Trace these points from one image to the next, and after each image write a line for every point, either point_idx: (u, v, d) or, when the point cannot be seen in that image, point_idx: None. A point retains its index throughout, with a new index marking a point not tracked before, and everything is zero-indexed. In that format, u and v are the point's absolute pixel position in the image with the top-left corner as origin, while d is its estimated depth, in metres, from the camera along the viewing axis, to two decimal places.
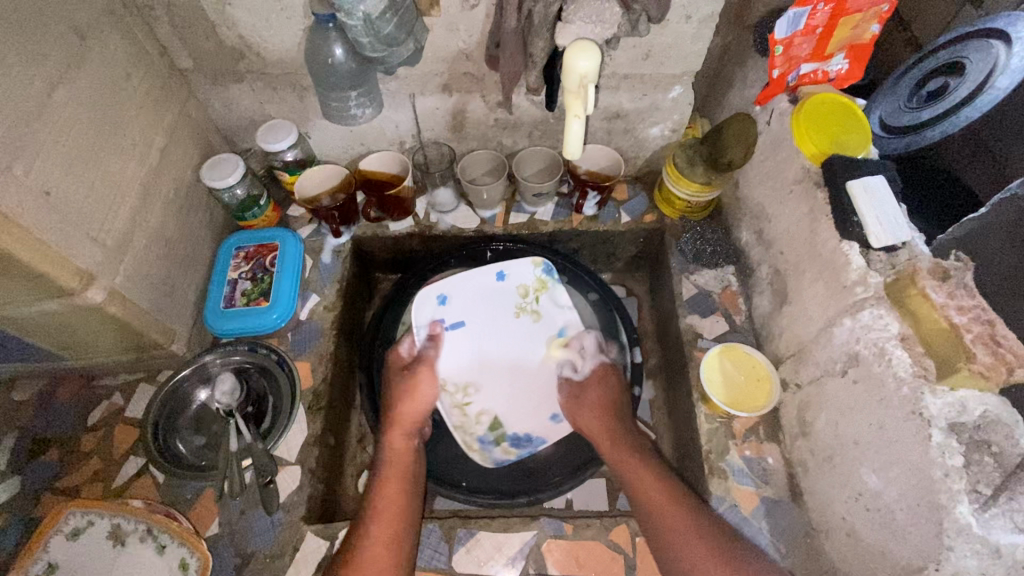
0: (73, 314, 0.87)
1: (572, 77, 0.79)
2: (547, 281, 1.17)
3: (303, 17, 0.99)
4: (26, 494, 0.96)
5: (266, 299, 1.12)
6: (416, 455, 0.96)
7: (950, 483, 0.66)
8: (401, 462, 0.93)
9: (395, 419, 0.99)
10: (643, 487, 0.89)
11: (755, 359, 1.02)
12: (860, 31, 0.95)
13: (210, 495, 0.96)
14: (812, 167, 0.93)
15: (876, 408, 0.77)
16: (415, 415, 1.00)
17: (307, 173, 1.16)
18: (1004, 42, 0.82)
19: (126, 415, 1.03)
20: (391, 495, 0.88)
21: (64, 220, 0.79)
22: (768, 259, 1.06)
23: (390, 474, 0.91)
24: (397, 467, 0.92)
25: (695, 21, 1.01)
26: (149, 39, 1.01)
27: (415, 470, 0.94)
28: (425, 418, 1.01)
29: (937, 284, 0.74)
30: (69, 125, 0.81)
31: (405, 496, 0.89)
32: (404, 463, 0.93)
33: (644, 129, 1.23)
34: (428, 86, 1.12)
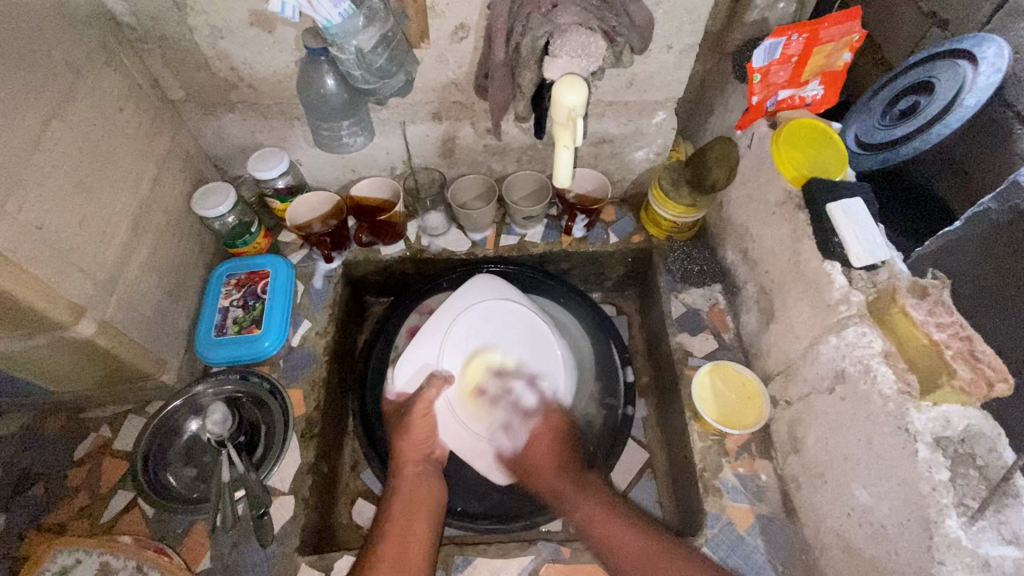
0: (63, 347, 0.86)
1: (561, 111, 0.81)
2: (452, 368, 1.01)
3: (295, 49, 1.01)
4: (9, 533, 0.93)
5: (258, 326, 1.11)
6: (425, 482, 0.96)
7: (939, 497, 0.68)
8: (412, 493, 0.93)
9: (403, 448, 0.98)
10: (619, 546, 0.88)
11: (744, 376, 1.04)
12: (832, 60, 0.99)
13: (201, 528, 0.94)
14: (793, 189, 0.96)
15: (864, 424, 0.79)
16: (422, 443, 1.00)
17: (299, 200, 1.17)
18: (971, 62, 0.86)
19: (113, 448, 1.02)
20: (397, 521, 0.88)
21: (54, 254, 0.79)
22: (754, 278, 1.08)
23: (399, 502, 0.91)
24: (404, 497, 0.92)
25: (676, 50, 1.05)
26: (141, 72, 1.02)
27: (431, 498, 0.94)
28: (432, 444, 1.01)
29: (917, 302, 0.76)
30: (63, 159, 0.82)
31: (412, 521, 0.88)
32: (412, 493, 0.93)
33: (630, 153, 1.27)
34: (418, 114, 1.15)
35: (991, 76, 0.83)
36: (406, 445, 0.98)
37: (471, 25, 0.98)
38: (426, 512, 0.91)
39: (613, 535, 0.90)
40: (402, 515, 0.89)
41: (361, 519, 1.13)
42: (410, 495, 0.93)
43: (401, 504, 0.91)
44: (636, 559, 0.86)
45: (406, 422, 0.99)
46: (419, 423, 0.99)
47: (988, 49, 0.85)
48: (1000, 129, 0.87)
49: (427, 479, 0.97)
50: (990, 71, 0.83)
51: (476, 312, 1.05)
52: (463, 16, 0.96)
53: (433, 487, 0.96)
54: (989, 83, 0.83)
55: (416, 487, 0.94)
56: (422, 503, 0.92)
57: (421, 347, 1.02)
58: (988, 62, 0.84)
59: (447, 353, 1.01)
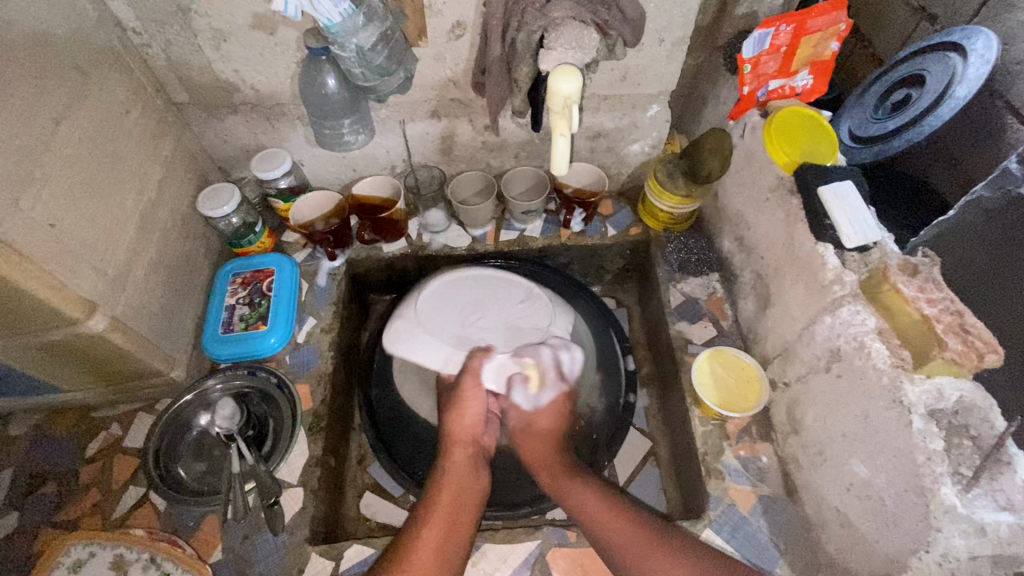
0: (75, 344, 0.88)
1: (556, 99, 0.84)
2: (449, 315, 1.06)
3: (296, 50, 1.03)
4: (25, 530, 0.95)
5: (264, 322, 1.14)
6: (475, 466, 0.93)
7: (933, 466, 0.69)
8: (461, 478, 0.90)
9: (452, 435, 0.94)
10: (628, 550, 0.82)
11: (743, 361, 1.05)
12: (820, 49, 1.02)
13: (213, 520, 0.96)
14: (785, 175, 0.99)
15: (860, 400, 0.81)
16: (474, 426, 0.95)
17: (302, 200, 1.19)
18: (960, 54, 0.88)
19: (124, 446, 1.03)
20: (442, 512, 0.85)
21: (66, 251, 0.82)
22: (750, 265, 1.10)
23: (449, 490, 0.88)
24: (456, 486, 0.89)
25: (668, 43, 1.07)
26: (146, 75, 1.05)
27: (475, 483, 0.91)
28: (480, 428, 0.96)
29: (907, 279, 0.78)
30: (73, 159, 0.84)
31: (460, 510, 0.86)
32: (466, 480, 0.90)
33: (626, 147, 1.29)
34: (417, 112, 1.17)
35: (980, 67, 0.84)
36: (456, 424, 0.94)
37: (467, 23, 1.00)
38: (472, 500, 0.89)
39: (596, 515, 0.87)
40: (450, 503, 0.87)
41: (369, 512, 1.15)
42: (460, 485, 0.90)
43: (450, 496, 0.88)
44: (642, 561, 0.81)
45: (458, 398, 0.96)
46: (468, 398, 0.95)
47: (977, 42, 0.86)
48: (991, 120, 0.91)
49: (478, 467, 0.93)
50: (979, 63, 0.84)
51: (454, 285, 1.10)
52: (458, 15, 0.99)
53: (480, 473, 0.93)
54: (979, 74, 0.84)
55: (465, 474, 0.91)
56: (469, 489, 0.90)
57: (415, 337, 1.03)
58: (977, 55, 0.85)
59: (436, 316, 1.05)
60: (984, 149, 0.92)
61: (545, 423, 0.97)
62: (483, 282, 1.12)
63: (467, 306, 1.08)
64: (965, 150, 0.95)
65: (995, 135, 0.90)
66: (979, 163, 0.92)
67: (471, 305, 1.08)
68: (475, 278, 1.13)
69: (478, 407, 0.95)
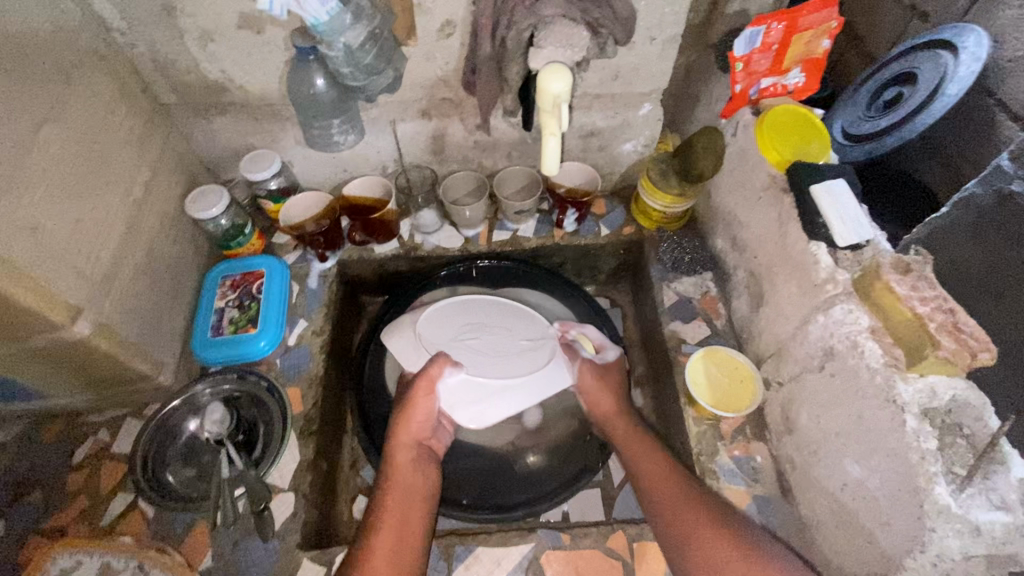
0: (60, 349, 0.87)
1: (546, 98, 0.83)
2: (443, 327, 1.09)
3: (284, 50, 1.02)
4: (11, 538, 0.93)
5: (254, 325, 1.12)
6: (417, 466, 0.95)
7: (927, 465, 0.69)
8: (403, 477, 0.92)
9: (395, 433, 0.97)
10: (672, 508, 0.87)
11: (737, 360, 1.05)
12: (812, 47, 1.01)
13: (203, 526, 0.94)
14: (777, 174, 0.98)
15: (854, 399, 0.80)
16: (420, 425, 0.98)
17: (292, 200, 1.18)
18: (951, 51, 0.87)
19: (112, 451, 1.02)
20: (392, 511, 0.87)
21: (50, 255, 0.80)
22: (743, 264, 1.10)
23: (395, 490, 0.91)
24: (400, 487, 0.91)
25: (660, 41, 1.07)
26: (132, 75, 1.03)
27: (420, 484, 0.93)
28: (426, 427, 0.99)
29: (901, 277, 0.78)
30: (56, 161, 0.83)
31: (408, 511, 0.88)
32: (408, 483, 0.92)
33: (618, 145, 1.28)
34: (408, 112, 1.16)
35: (971, 65, 0.84)
36: (401, 428, 0.97)
37: (456, 21, 0.99)
38: (419, 503, 0.90)
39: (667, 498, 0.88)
40: (397, 503, 0.89)
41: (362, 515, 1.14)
42: (405, 485, 0.92)
43: (396, 495, 0.90)
44: (684, 524, 0.84)
45: (406, 402, 0.98)
46: (418, 402, 0.98)
47: (967, 39, 0.86)
48: (983, 116, 0.90)
49: (421, 466, 0.96)
50: (970, 61, 0.84)
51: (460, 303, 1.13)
52: (448, 13, 0.98)
53: (427, 475, 0.95)
54: (970, 71, 0.84)
55: (410, 475, 0.93)
56: (415, 491, 0.92)
57: (403, 345, 1.08)
58: (968, 52, 0.85)
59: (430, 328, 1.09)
60: (977, 147, 0.91)
61: (607, 398, 1.06)
62: (485, 308, 1.13)
63: (464, 326, 1.10)
64: (957, 146, 0.95)
65: (985, 132, 0.90)
66: (971, 159, 0.92)
67: (470, 325, 1.10)
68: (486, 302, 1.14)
69: (426, 410, 0.98)
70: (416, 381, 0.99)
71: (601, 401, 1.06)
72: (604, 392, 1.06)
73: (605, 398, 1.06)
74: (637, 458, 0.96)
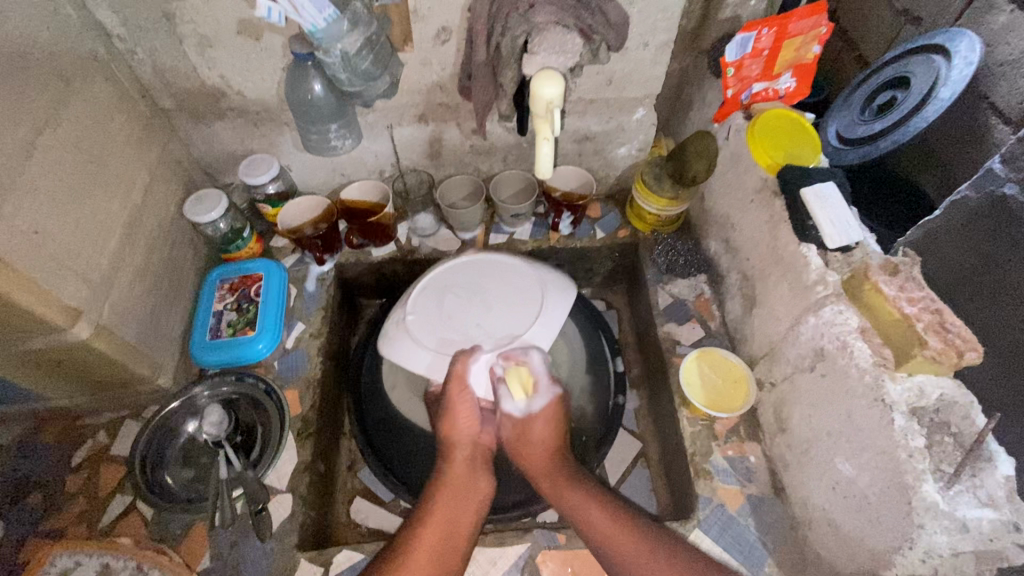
0: (59, 351, 0.88)
1: (539, 103, 0.85)
2: (440, 304, 1.03)
3: (282, 56, 1.04)
4: (10, 540, 0.94)
5: (252, 327, 1.13)
6: (472, 469, 0.94)
7: (915, 463, 0.70)
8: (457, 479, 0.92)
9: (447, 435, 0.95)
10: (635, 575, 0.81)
11: (731, 361, 1.06)
12: (803, 52, 1.03)
13: (201, 527, 0.95)
14: (768, 177, 1.00)
15: (843, 399, 0.82)
16: (470, 427, 0.96)
17: (290, 204, 1.19)
18: (945, 56, 0.89)
19: (111, 454, 1.03)
20: (439, 510, 0.87)
21: (50, 258, 0.81)
22: (736, 266, 1.11)
23: (444, 492, 0.90)
24: (454, 488, 0.91)
25: (652, 47, 1.09)
26: (131, 81, 1.04)
27: (473, 487, 0.92)
28: (479, 430, 0.97)
29: (889, 279, 0.79)
30: (56, 166, 0.84)
31: (456, 512, 0.88)
32: (462, 483, 0.92)
33: (613, 149, 1.30)
34: (405, 117, 1.18)
35: (964, 69, 0.85)
36: (452, 428, 0.95)
37: (452, 28, 1.01)
38: (470, 505, 0.90)
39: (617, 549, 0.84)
40: (447, 504, 0.88)
41: (359, 517, 1.15)
42: (457, 487, 0.91)
43: (445, 496, 0.89)
44: None
45: (449, 403, 0.95)
46: (457, 401, 0.94)
47: (960, 44, 0.88)
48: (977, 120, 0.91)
49: (476, 469, 0.95)
50: (963, 64, 0.86)
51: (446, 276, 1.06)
52: (444, 20, 1.00)
53: (481, 477, 0.94)
54: (963, 75, 0.85)
55: (463, 477, 0.93)
56: (468, 493, 0.91)
57: (399, 323, 1.02)
58: (960, 57, 0.87)
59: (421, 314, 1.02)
60: (968, 152, 0.94)
61: (545, 432, 0.96)
62: (477, 269, 1.08)
63: (458, 296, 1.04)
64: (948, 151, 0.97)
65: (978, 136, 0.92)
66: (964, 163, 0.95)
67: (461, 297, 1.03)
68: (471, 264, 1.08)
69: (468, 410, 0.95)
70: (451, 381, 0.94)
71: (542, 436, 0.96)
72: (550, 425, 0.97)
73: (544, 432, 0.96)
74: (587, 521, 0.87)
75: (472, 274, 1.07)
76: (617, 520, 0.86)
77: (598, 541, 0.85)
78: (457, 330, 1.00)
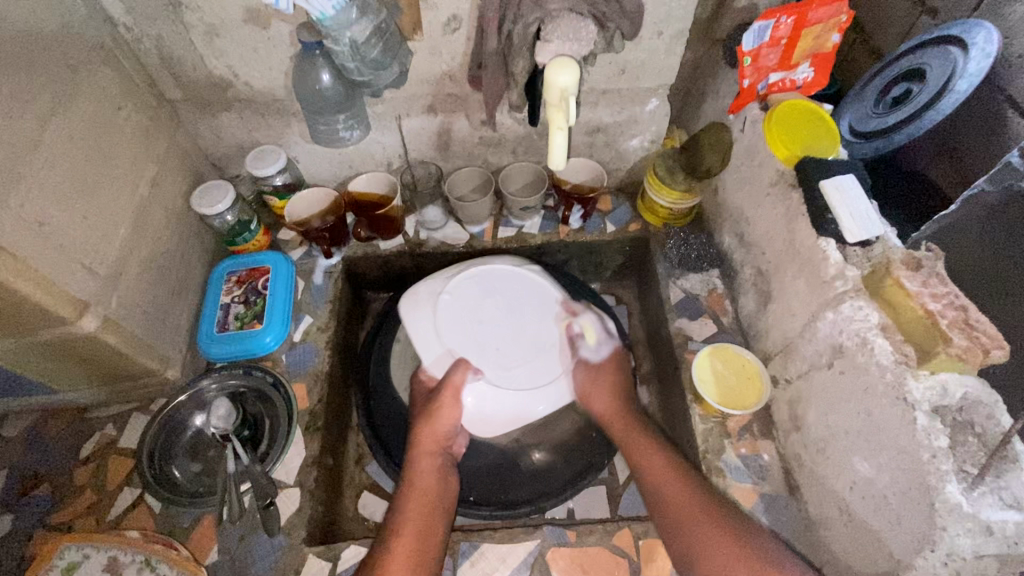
0: (67, 344, 0.87)
1: (554, 91, 0.83)
2: (466, 308, 1.05)
3: (290, 45, 1.02)
4: (18, 532, 0.94)
5: (260, 321, 1.12)
6: (442, 474, 0.94)
7: (938, 463, 0.68)
8: (427, 485, 0.91)
9: (418, 438, 0.96)
10: (673, 511, 0.86)
11: (744, 358, 1.04)
12: (822, 40, 1.00)
13: (209, 521, 0.95)
14: (785, 169, 0.97)
15: (863, 396, 0.80)
16: (444, 433, 0.97)
17: (296, 197, 1.18)
18: (960, 48, 0.86)
19: (119, 446, 1.02)
20: (414, 516, 0.86)
21: (57, 250, 0.80)
22: (751, 260, 1.09)
23: (416, 495, 0.89)
24: (423, 492, 0.90)
25: (667, 36, 1.06)
26: (139, 72, 1.03)
27: (443, 489, 0.92)
28: (450, 435, 0.98)
29: (911, 274, 0.77)
30: (63, 157, 0.83)
31: (430, 514, 0.87)
32: (433, 486, 0.92)
33: (624, 142, 1.28)
34: (413, 108, 1.16)
35: (981, 61, 0.82)
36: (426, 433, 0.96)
37: (462, 16, 0.99)
38: (441, 508, 0.89)
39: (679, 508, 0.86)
40: (418, 513, 0.87)
41: (367, 512, 1.15)
42: (429, 489, 0.91)
43: (419, 497, 0.89)
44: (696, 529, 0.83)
45: (431, 409, 0.97)
46: (443, 410, 0.96)
47: (977, 35, 0.84)
48: (993, 112, 0.89)
49: (444, 474, 0.95)
50: (980, 57, 0.82)
51: (484, 281, 1.08)
52: (454, 8, 0.98)
53: (448, 482, 0.94)
54: (980, 67, 0.82)
55: (433, 481, 0.92)
56: (439, 497, 0.91)
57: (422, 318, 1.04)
58: (977, 49, 0.83)
59: (446, 312, 1.04)
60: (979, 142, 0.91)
61: (606, 400, 1.02)
62: (508, 284, 1.09)
63: (484, 309, 1.05)
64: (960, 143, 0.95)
65: (994, 126, 0.89)
66: (977, 154, 0.91)
67: (492, 311, 1.05)
68: (509, 280, 1.09)
69: (451, 419, 0.96)
70: (443, 392, 0.96)
71: (596, 392, 1.02)
72: (615, 368, 1.05)
73: (604, 400, 1.02)
74: (645, 466, 0.92)
75: (504, 287, 1.08)
76: (682, 473, 0.89)
77: (652, 489, 0.89)
78: (480, 335, 1.02)
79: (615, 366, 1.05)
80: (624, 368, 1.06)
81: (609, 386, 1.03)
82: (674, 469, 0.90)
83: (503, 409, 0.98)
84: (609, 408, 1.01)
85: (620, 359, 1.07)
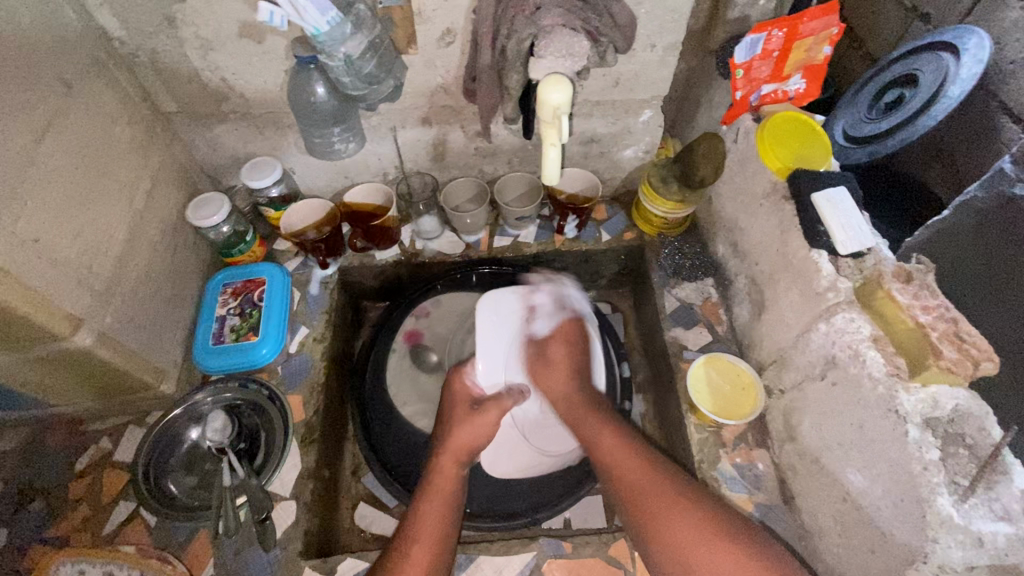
0: (61, 359, 0.87)
1: (546, 109, 0.83)
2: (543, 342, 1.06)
3: (284, 58, 1.02)
4: (12, 547, 0.93)
5: (256, 333, 1.13)
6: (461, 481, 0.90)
7: (929, 476, 0.69)
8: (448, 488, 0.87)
9: (450, 443, 0.92)
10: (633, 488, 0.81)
11: (739, 367, 1.05)
12: (813, 53, 1.01)
13: (205, 535, 0.95)
14: (778, 181, 0.98)
15: (856, 408, 0.80)
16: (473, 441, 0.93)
17: (292, 208, 1.18)
18: (953, 54, 0.87)
19: (114, 459, 1.02)
20: (429, 521, 0.83)
21: (51, 266, 0.80)
22: (744, 271, 1.10)
23: (437, 499, 0.86)
24: (443, 496, 0.86)
25: (660, 48, 1.07)
26: (134, 86, 1.03)
27: (460, 496, 0.88)
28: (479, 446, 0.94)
29: (902, 286, 0.77)
30: (57, 173, 0.83)
31: (448, 518, 0.84)
32: (454, 491, 0.87)
33: (619, 152, 1.29)
34: (409, 119, 1.16)
35: (973, 67, 0.83)
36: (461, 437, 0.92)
37: (457, 30, 0.99)
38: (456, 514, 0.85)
39: (627, 475, 0.82)
40: (436, 515, 0.83)
41: (364, 523, 1.15)
42: (447, 494, 0.87)
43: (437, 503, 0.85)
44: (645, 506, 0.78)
45: (474, 416, 0.95)
46: (486, 421, 0.94)
47: (969, 42, 0.85)
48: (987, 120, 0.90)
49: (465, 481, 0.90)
50: (971, 63, 0.84)
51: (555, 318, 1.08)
52: (449, 21, 0.98)
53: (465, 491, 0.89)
54: (972, 73, 0.83)
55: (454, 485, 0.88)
56: (455, 502, 0.87)
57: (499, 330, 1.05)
58: (969, 54, 0.84)
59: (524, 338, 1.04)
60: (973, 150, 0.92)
61: (559, 379, 1.00)
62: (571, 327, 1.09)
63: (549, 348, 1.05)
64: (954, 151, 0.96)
65: (986, 133, 0.90)
66: (971, 161, 0.92)
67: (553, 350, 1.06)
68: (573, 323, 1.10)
69: (486, 430, 0.94)
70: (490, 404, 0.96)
71: (552, 380, 1.00)
72: (565, 344, 1.04)
73: (558, 380, 1.00)
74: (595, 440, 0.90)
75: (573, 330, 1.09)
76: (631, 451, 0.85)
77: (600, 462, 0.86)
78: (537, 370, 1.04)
79: (564, 339, 1.04)
80: (574, 341, 1.04)
81: (561, 361, 1.02)
82: (624, 440, 0.87)
83: (523, 463, 1.06)
84: (561, 390, 0.99)
85: (569, 331, 1.06)
